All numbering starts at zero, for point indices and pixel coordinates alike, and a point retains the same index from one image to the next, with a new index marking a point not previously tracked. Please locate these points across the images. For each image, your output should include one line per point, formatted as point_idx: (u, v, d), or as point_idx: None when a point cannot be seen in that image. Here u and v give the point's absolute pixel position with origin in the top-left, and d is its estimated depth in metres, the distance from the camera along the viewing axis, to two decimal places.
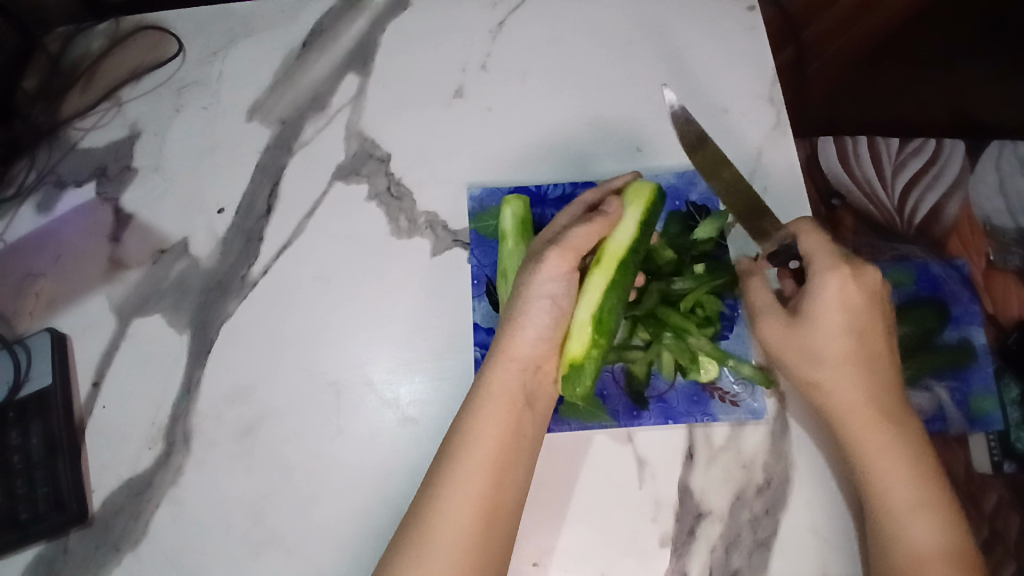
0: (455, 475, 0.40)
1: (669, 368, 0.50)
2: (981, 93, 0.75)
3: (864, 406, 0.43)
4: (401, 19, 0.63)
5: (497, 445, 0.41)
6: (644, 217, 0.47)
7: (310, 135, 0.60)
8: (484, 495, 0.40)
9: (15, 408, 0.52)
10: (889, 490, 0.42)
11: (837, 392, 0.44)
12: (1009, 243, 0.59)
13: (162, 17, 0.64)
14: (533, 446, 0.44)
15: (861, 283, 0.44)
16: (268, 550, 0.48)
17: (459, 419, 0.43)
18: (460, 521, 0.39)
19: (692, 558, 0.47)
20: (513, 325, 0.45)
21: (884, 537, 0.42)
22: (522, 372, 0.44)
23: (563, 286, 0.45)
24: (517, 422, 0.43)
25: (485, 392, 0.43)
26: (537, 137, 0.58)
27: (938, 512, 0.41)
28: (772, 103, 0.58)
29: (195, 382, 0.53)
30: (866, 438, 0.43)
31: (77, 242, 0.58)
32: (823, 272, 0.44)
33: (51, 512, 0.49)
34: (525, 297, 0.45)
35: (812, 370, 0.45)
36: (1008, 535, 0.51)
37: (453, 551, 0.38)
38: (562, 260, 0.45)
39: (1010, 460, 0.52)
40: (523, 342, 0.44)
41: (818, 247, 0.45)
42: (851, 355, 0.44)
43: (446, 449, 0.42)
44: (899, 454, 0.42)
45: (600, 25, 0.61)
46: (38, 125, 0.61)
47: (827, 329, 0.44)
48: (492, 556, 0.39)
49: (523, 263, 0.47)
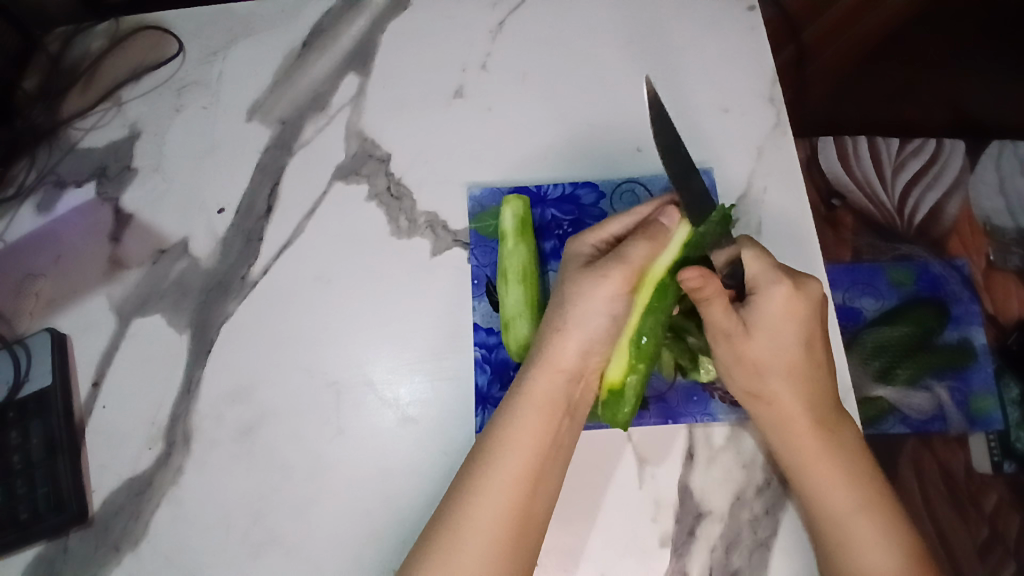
0: (485, 482, 0.41)
1: (669, 368, 0.50)
2: (984, 91, 0.75)
3: (801, 415, 0.45)
4: (401, 20, 0.63)
5: (532, 454, 0.42)
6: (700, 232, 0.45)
7: (310, 135, 0.60)
8: (514, 505, 0.40)
9: (15, 407, 0.52)
10: (830, 497, 0.44)
11: (777, 403, 0.46)
12: (1009, 243, 0.59)
13: (162, 17, 0.64)
14: (568, 454, 0.44)
15: (810, 293, 0.45)
16: (268, 550, 0.48)
17: (494, 425, 0.43)
18: (488, 530, 0.39)
19: (692, 558, 0.46)
20: (562, 335, 0.45)
21: (836, 542, 0.43)
22: (567, 383, 0.44)
23: (622, 307, 0.44)
24: (554, 432, 0.43)
25: (527, 399, 0.43)
26: (537, 136, 0.58)
27: (884, 514, 0.43)
28: (772, 103, 0.58)
29: (195, 382, 0.53)
30: (811, 449, 0.45)
31: (77, 242, 0.58)
32: (769, 284, 0.45)
33: (50, 513, 0.49)
34: (581, 310, 0.45)
35: (762, 380, 0.46)
36: (1009, 534, 0.52)
37: (482, 557, 0.39)
38: (622, 281, 0.44)
39: (1011, 460, 0.53)
40: (573, 353, 0.44)
41: (757, 264, 0.45)
42: (799, 365, 0.45)
43: (481, 453, 0.42)
44: (839, 461, 0.44)
45: (600, 25, 0.61)
46: (38, 125, 0.61)
47: (773, 338, 0.45)
48: (521, 562, 0.40)
49: (580, 271, 0.47)
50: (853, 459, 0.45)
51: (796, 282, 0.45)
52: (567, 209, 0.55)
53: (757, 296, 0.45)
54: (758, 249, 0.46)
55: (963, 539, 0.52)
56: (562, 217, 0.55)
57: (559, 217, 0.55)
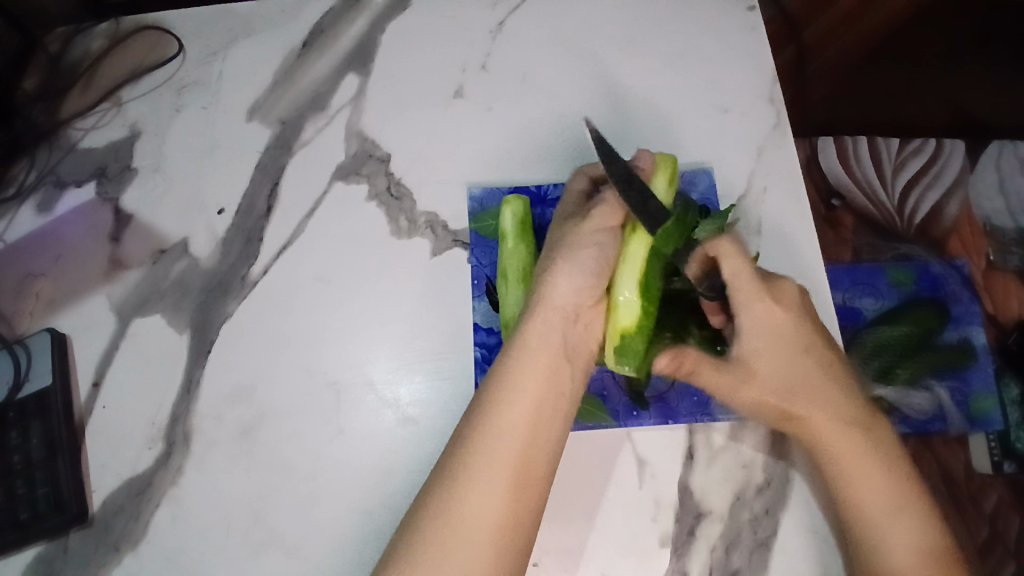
0: (486, 429, 0.41)
1: (669, 369, 0.50)
2: (984, 90, 0.75)
3: (835, 423, 0.45)
4: (400, 20, 0.63)
5: (535, 401, 0.42)
6: (669, 184, 0.49)
7: (310, 135, 0.60)
8: (518, 454, 0.40)
9: (15, 407, 0.52)
10: (866, 502, 0.43)
11: (811, 416, 0.45)
12: (1009, 243, 0.59)
13: (162, 17, 0.64)
14: (570, 405, 0.44)
15: (791, 303, 0.46)
16: (267, 550, 0.48)
17: (495, 373, 0.43)
18: (495, 478, 0.39)
19: (692, 559, 0.46)
20: (552, 274, 0.46)
21: (870, 548, 0.42)
22: (562, 324, 0.45)
23: (610, 236, 0.46)
24: (554, 380, 0.43)
25: (526, 344, 0.44)
26: (537, 135, 0.58)
27: (919, 514, 0.43)
28: (772, 103, 0.58)
29: (195, 382, 0.53)
30: (849, 455, 0.44)
31: (77, 242, 0.58)
32: (749, 302, 0.45)
33: (50, 513, 0.49)
34: (570, 246, 0.46)
35: (787, 405, 0.46)
36: (1009, 535, 0.52)
37: (487, 509, 0.39)
38: (612, 212, 0.47)
39: (1010, 460, 0.53)
40: (567, 289, 0.45)
41: (740, 269, 0.45)
42: (815, 379, 0.46)
43: (481, 403, 0.42)
44: (880, 463, 0.44)
45: (599, 26, 0.62)
46: (38, 124, 0.61)
47: (782, 357, 0.46)
48: (526, 517, 0.40)
49: (569, 218, 0.49)
50: (888, 458, 0.44)
51: (777, 296, 0.46)
52: None
53: (743, 322, 0.46)
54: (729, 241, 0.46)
55: (963, 538, 0.52)
56: None
57: None
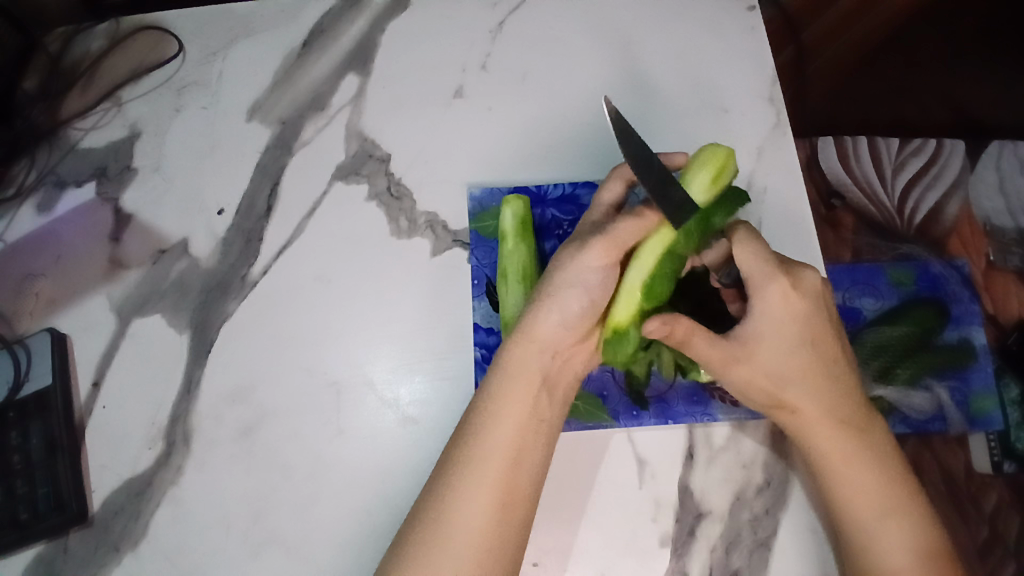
0: (472, 453, 0.41)
1: (669, 368, 0.50)
2: (984, 90, 0.75)
3: (824, 420, 0.44)
4: (400, 19, 0.63)
5: (517, 428, 0.42)
6: (714, 179, 0.46)
7: (310, 135, 0.60)
8: (500, 480, 0.40)
9: (15, 408, 0.52)
10: (856, 502, 0.43)
11: (801, 408, 0.44)
12: (1009, 243, 0.59)
13: (162, 17, 0.64)
14: (553, 432, 0.44)
15: (806, 289, 0.45)
16: (267, 550, 0.48)
17: (480, 399, 0.43)
18: (479, 500, 0.40)
19: (693, 558, 0.46)
20: (538, 306, 0.45)
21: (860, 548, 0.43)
22: (542, 356, 0.44)
23: (600, 278, 0.45)
24: (536, 407, 0.43)
25: (507, 372, 0.44)
26: (537, 135, 0.58)
27: (909, 514, 0.43)
28: (772, 103, 0.58)
29: (195, 382, 0.53)
30: (837, 453, 0.44)
31: (77, 242, 0.58)
32: (765, 281, 0.44)
33: (51, 512, 0.49)
34: (557, 278, 0.45)
35: (781, 391, 0.45)
36: (1009, 535, 0.52)
37: (472, 533, 0.39)
38: (603, 252, 0.44)
39: (1010, 460, 0.53)
40: (551, 325, 0.45)
41: (750, 258, 0.44)
42: (811, 368, 0.44)
43: (467, 427, 0.42)
44: (869, 464, 0.43)
45: (599, 26, 0.62)
46: (37, 124, 0.61)
47: (780, 343, 0.44)
48: (511, 539, 0.40)
49: (567, 246, 0.47)
50: (879, 459, 0.44)
51: (793, 278, 0.45)
52: (568, 209, 0.55)
53: (753, 299, 0.44)
54: (752, 237, 0.45)
55: (962, 537, 0.52)
56: (562, 217, 0.55)
57: (559, 217, 0.55)
